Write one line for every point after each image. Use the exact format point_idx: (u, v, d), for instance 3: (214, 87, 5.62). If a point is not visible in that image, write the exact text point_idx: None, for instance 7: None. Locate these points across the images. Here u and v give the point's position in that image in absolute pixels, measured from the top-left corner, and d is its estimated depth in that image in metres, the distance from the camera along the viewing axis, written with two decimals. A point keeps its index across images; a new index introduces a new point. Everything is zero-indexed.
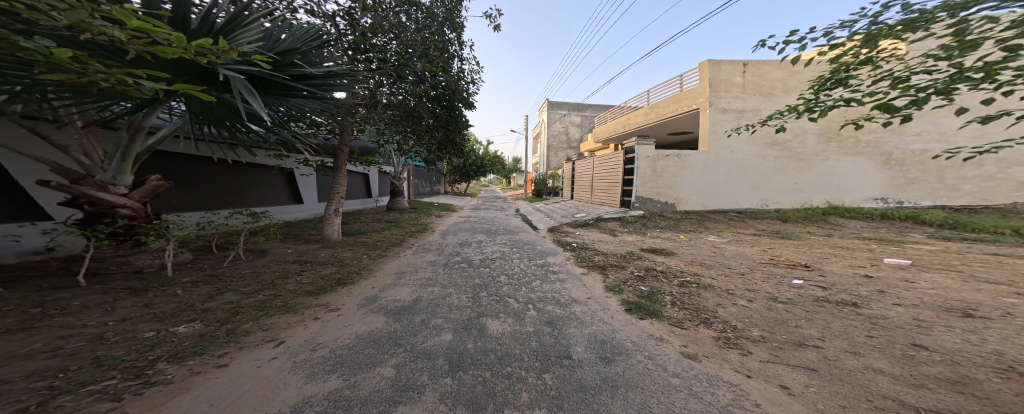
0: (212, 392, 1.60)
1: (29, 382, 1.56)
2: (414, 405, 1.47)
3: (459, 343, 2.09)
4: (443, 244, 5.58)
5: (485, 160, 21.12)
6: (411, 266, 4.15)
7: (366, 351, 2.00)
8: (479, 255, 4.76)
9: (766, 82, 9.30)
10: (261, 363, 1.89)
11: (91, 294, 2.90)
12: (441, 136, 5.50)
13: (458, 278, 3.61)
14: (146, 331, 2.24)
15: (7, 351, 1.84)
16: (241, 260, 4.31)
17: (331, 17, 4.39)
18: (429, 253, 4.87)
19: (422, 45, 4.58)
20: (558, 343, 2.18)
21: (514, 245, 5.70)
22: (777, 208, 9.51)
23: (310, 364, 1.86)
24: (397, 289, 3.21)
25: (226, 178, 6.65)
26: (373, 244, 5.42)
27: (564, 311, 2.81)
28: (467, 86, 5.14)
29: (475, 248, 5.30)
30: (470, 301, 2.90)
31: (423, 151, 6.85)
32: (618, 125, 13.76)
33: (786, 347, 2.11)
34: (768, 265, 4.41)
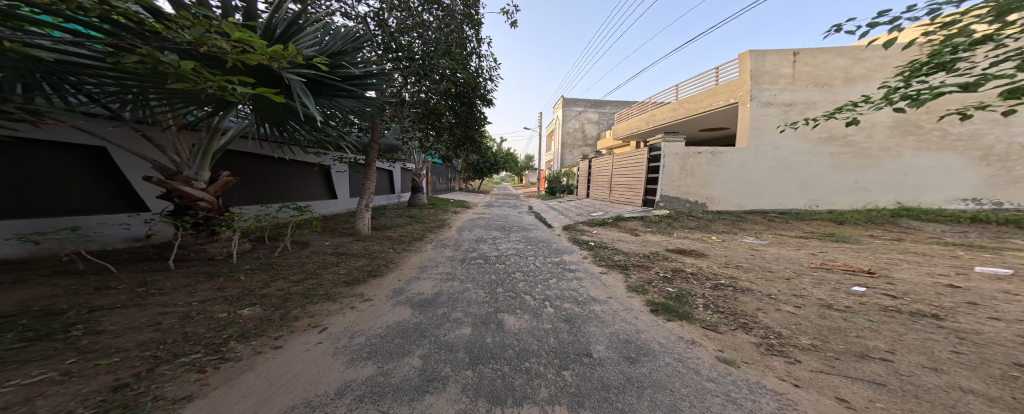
0: (271, 370, 1.78)
1: (139, 351, 1.86)
2: (440, 395, 1.53)
3: (478, 336, 2.13)
4: (458, 240, 5.69)
5: (498, 157, 21.19)
6: (431, 260, 4.28)
7: (396, 341, 2.11)
8: (494, 252, 4.80)
9: (823, 71, 8.39)
10: (308, 347, 2.05)
11: (179, 277, 3.33)
12: (461, 133, 5.61)
13: (476, 272, 3.71)
14: (220, 312, 2.53)
15: (122, 324, 2.20)
16: (289, 251, 4.72)
17: (363, 19, 4.60)
18: (447, 248, 5.00)
19: (445, 43, 4.68)
20: (578, 340, 2.15)
21: (528, 242, 5.69)
22: (831, 209, 8.63)
23: (349, 351, 1.99)
24: (420, 282, 3.34)
25: (277, 174, 7.27)
26: (398, 238, 5.68)
27: (584, 308, 2.76)
28: (484, 80, 5.20)
29: (490, 244, 5.36)
30: (487, 296, 2.93)
31: (442, 148, 6.90)
32: (641, 119, 13.20)
33: (845, 358, 1.91)
34: (820, 270, 4.01)
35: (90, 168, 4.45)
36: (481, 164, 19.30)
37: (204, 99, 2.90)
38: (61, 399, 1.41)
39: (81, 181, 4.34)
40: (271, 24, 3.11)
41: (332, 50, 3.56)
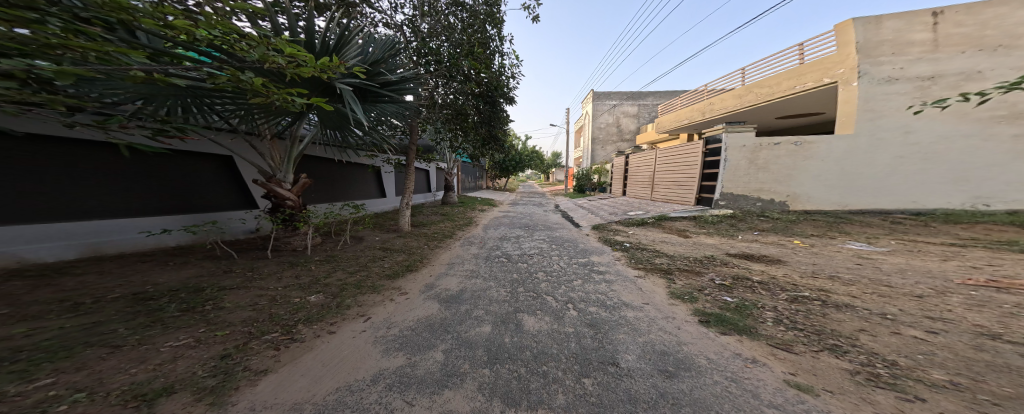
0: (325, 352, 1.98)
1: (241, 327, 2.27)
2: (458, 391, 1.54)
3: (497, 335, 2.12)
4: (484, 237, 5.79)
5: (523, 155, 20.97)
6: (458, 257, 4.38)
7: (423, 334, 2.19)
8: (517, 250, 4.78)
9: (993, 30, 6.35)
10: (355, 334, 2.24)
11: (270, 264, 3.90)
12: (486, 132, 5.91)
13: (497, 270, 3.73)
14: (294, 297, 2.91)
15: (232, 302, 2.70)
16: (348, 244, 5.25)
17: (399, 27, 4.89)
18: (473, 246, 5.11)
19: (469, 43, 4.76)
20: (603, 347, 2.03)
21: (551, 241, 5.56)
22: (1015, 210, 6.35)
23: (386, 340, 2.13)
24: (448, 278, 3.45)
25: (340, 175, 8.11)
26: (432, 235, 5.98)
27: (613, 314, 2.59)
28: (507, 78, 5.22)
29: (513, 243, 5.33)
30: (507, 295, 2.92)
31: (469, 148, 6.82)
32: (699, 107, 11.84)
33: (1005, 406, 1.39)
34: (980, 290, 3.05)
35: (220, 173, 5.42)
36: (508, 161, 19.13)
37: (278, 113, 3.37)
38: (189, 361, 1.80)
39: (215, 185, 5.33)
40: (320, 41, 3.45)
41: (373, 58, 3.84)
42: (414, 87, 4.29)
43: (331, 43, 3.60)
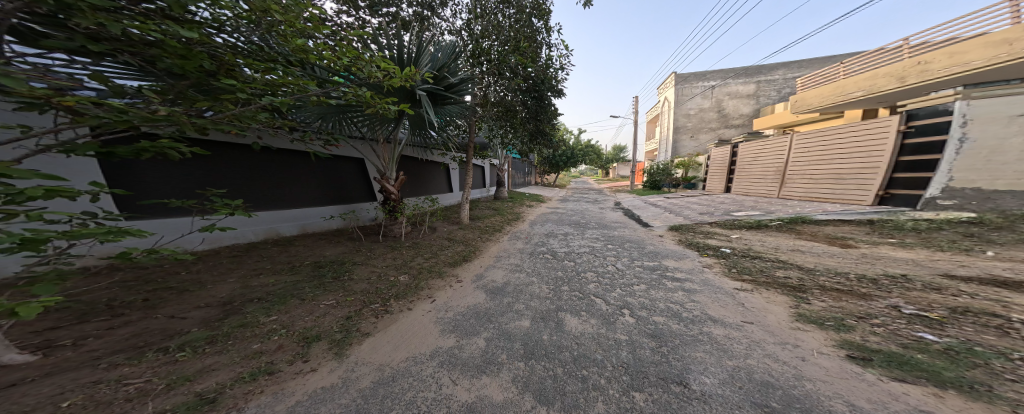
0: (406, 324, 2.27)
1: (352, 293, 2.80)
2: (494, 377, 1.58)
3: (536, 331, 2.12)
4: (531, 233, 5.82)
5: (577, 151, 20.08)
6: (504, 251, 4.50)
7: (471, 320, 2.31)
8: (564, 248, 4.66)
9: None
10: (425, 312, 2.49)
11: (377, 245, 4.62)
12: (533, 127, 5.81)
13: (540, 267, 3.69)
14: (384, 273, 3.42)
15: (348, 272, 3.34)
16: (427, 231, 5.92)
17: (457, 31, 5.20)
18: (519, 240, 5.18)
19: (516, 39, 4.79)
20: (661, 361, 1.80)
21: (611, 241, 5.16)
22: None
23: (446, 321, 2.31)
24: (494, 270, 3.60)
25: (423, 172, 9.11)
26: (485, 228, 6.30)
27: (689, 328, 2.22)
28: (552, 69, 5.08)
29: (561, 240, 5.21)
30: (550, 292, 2.88)
31: (518, 144, 6.94)
32: (910, 63, 6.62)
33: None
34: None
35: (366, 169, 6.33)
36: (559, 157, 18.73)
37: (381, 124, 4.07)
38: (315, 316, 2.32)
39: (363, 180, 6.27)
40: (397, 54, 3.93)
41: (438, 64, 4.13)
42: (471, 87, 4.50)
43: (408, 55, 3.99)
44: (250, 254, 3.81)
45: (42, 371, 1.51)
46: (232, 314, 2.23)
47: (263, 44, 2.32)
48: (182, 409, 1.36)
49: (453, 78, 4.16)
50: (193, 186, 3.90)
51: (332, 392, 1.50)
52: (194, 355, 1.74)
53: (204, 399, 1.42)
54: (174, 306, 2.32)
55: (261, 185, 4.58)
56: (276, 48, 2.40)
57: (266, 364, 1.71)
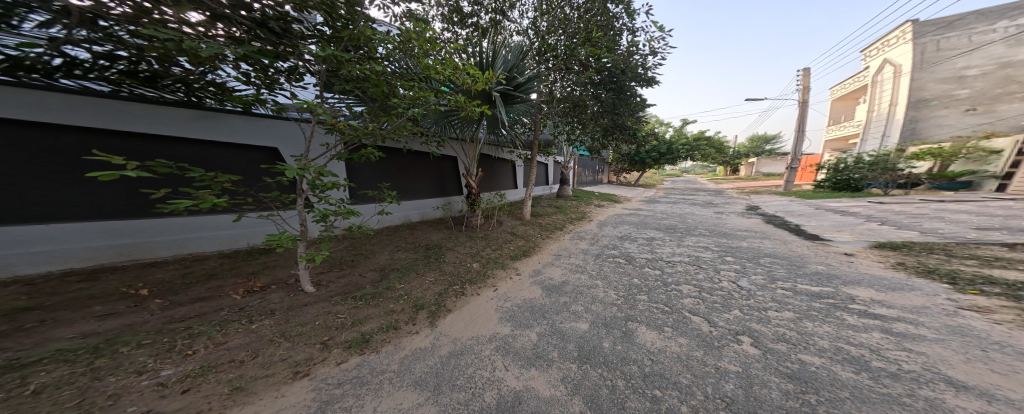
0: (484, 306, 2.40)
1: (449, 270, 3.08)
2: (543, 371, 1.59)
3: (595, 336, 2.03)
4: (596, 234, 5.43)
5: (676, 145, 16.78)
6: (565, 250, 4.36)
7: (525, 313, 2.29)
8: (644, 254, 4.18)
9: None
10: (495, 299, 2.55)
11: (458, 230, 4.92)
12: (607, 122, 5.40)
13: (613, 274, 3.30)
14: (460, 254, 3.64)
15: (443, 251, 3.70)
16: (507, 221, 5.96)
17: (523, 30, 5.16)
18: (583, 241, 4.91)
19: (587, 30, 4.50)
20: (800, 410, 1.39)
21: (732, 254, 4.06)
22: None
23: (507, 309, 2.34)
24: (552, 268, 3.52)
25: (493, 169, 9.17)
26: (545, 224, 6.16)
27: (881, 383, 1.52)
28: (634, 55, 4.54)
29: (638, 244, 4.64)
30: (620, 300, 2.70)
31: (588, 139, 6.63)
32: None
33: None
34: None
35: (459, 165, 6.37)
36: (640, 155, 16.78)
37: (467, 127, 4.36)
38: (415, 284, 2.67)
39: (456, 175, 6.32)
40: (477, 59, 4.09)
41: (508, 65, 4.21)
42: (538, 85, 4.46)
43: (482, 59, 4.13)
44: (394, 233, 4.38)
45: (304, 301, 2.21)
46: (386, 278, 2.74)
47: (397, 67, 2.79)
48: (353, 342, 1.76)
49: (522, 77, 4.21)
50: (370, 183, 4.56)
51: (423, 353, 1.68)
52: (365, 305, 2.22)
53: (358, 341, 1.77)
54: (362, 267, 3.00)
55: (407, 178, 5.19)
56: (405, 68, 2.83)
57: (393, 321, 2.02)
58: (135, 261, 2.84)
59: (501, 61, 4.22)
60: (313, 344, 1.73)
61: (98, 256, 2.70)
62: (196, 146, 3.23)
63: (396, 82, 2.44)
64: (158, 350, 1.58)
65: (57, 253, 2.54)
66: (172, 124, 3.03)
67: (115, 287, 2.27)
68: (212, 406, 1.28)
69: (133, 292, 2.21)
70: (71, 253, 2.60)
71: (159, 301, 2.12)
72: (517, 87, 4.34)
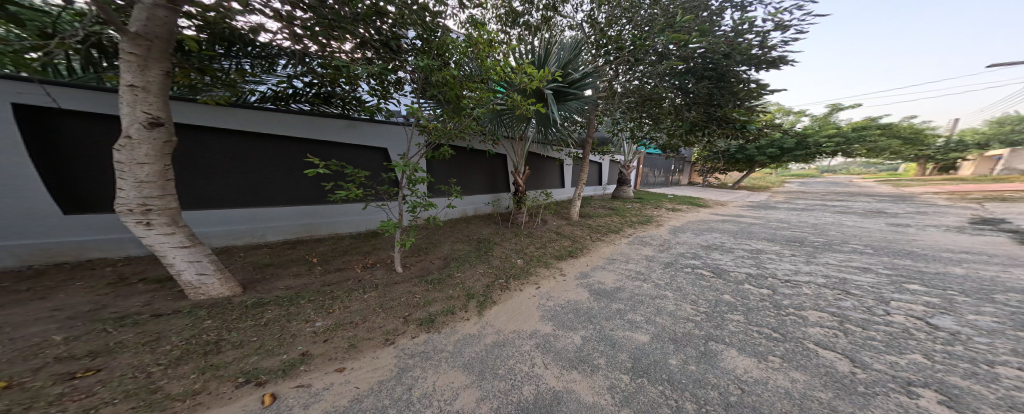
0: (529, 302, 2.22)
1: (496, 263, 2.91)
2: (587, 377, 1.45)
3: (659, 352, 1.74)
4: (670, 242, 4.13)
5: (809, 136, 12.77)
6: (622, 255, 3.45)
7: (568, 314, 2.04)
8: (741, 269, 3.29)
9: None
10: (534, 294, 2.35)
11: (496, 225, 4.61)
12: (695, 114, 4.43)
13: (688, 285, 2.69)
14: (503, 245, 3.52)
15: (491, 242, 3.58)
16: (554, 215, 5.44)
17: (579, 23, 4.99)
18: (648, 247, 3.80)
19: (664, 15, 4.14)
20: None
21: (919, 284, 2.81)
22: None
23: (549, 307, 2.13)
24: (605, 271, 2.89)
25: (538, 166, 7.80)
26: (595, 227, 4.82)
27: None
28: (751, 33, 3.36)
29: (733, 257, 3.68)
30: (700, 315, 2.20)
31: (663, 135, 5.72)
32: None
33: None
34: None
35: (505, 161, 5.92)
36: (748, 151, 13.39)
37: (518, 126, 3.98)
38: (470, 273, 2.64)
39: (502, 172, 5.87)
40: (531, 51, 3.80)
41: (562, 60, 3.89)
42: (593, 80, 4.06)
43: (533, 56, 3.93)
44: (457, 225, 4.45)
45: (392, 279, 2.36)
46: (447, 265, 2.76)
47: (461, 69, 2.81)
48: (422, 321, 1.81)
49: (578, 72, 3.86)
50: (443, 178, 4.71)
51: (470, 341, 1.65)
52: (433, 288, 2.27)
53: (426, 319, 1.82)
54: (433, 253, 3.09)
55: (472, 174, 5.22)
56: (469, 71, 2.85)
57: (451, 307, 2.01)
58: (315, 237, 3.63)
59: (551, 56, 3.95)
60: (398, 317, 1.84)
61: (293, 231, 3.48)
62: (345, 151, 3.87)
63: (464, 85, 2.52)
64: (317, 305, 1.89)
65: (276, 228, 3.38)
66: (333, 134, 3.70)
67: (303, 255, 2.87)
68: (337, 355, 1.47)
69: (310, 259, 2.78)
70: (282, 228, 3.43)
71: (320, 267, 2.58)
72: (571, 84, 3.97)
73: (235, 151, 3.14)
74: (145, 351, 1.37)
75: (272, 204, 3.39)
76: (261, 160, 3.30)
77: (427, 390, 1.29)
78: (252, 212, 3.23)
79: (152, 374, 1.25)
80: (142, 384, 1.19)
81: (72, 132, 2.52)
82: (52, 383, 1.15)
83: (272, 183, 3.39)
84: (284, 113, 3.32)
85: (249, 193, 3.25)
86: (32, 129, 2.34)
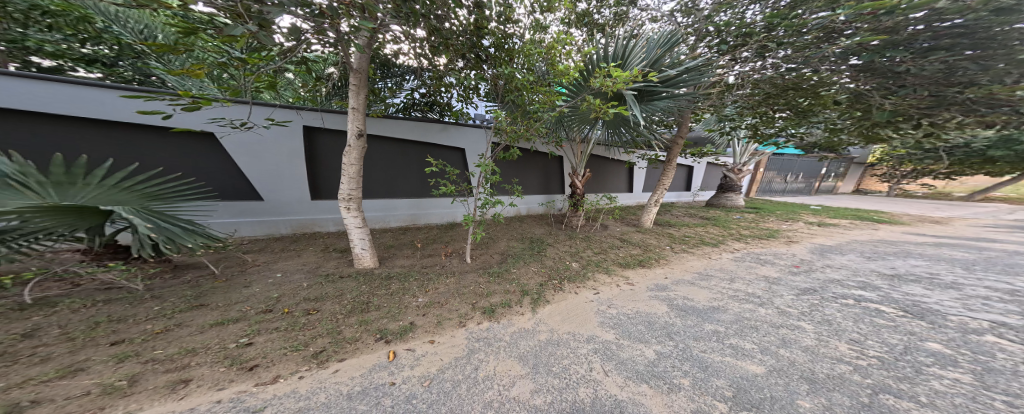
0: (585, 305, 2.07)
1: (550, 264, 2.80)
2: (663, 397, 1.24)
3: (778, 387, 1.30)
4: (802, 261, 3.09)
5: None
6: (719, 271, 2.73)
7: (638, 326, 1.79)
8: (966, 313, 2.05)
9: None
10: (590, 299, 2.15)
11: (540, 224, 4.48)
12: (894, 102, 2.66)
13: (844, 320, 1.89)
14: (559, 246, 3.37)
15: (548, 242, 3.49)
16: (623, 220, 4.87)
17: (669, 16, 4.24)
18: (768, 267, 2.89)
19: None
20: None
21: None
22: None
23: (618, 316, 1.91)
24: (695, 288, 2.35)
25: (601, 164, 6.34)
26: (680, 236, 3.97)
27: None
28: None
29: (946, 294, 2.34)
30: (861, 356, 1.54)
31: (807, 131, 4.21)
32: None
33: None
34: None
35: (559, 162, 5.43)
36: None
37: (577, 130, 3.39)
38: (527, 270, 2.65)
39: (555, 173, 5.44)
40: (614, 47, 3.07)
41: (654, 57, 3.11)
42: (697, 76, 3.13)
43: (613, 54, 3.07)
44: (518, 221, 4.54)
45: (461, 269, 2.62)
46: (505, 261, 2.83)
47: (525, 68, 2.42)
48: (484, 310, 1.98)
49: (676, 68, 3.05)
50: (506, 176, 4.74)
51: (527, 335, 1.70)
52: (496, 280, 2.40)
53: (487, 308, 1.98)
54: (492, 248, 3.20)
55: (530, 174, 5.09)
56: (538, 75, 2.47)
57: (506, 302, 2.09)
58: (419, 225, 4.15)
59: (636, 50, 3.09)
60: (470, 304, 2.05)
61: (402, 219, 4.05)
62: (444, 151, 4.24)
63: (533, 87, 2.29)
64: (420, 284, 2.28)
65: (394, 216, 3.97)
66: (435, 137, 4.06)
67: (410, 241, 3.39)
68: (430, 330, 1.76)
69: (415, 244, 3.27)
70: (399, 216, 4.02)
71: (410, 253, 2.99)
72: (667, 80, 3.14)
73: (375, 152, 3.81)
74: (336, 301, 1.98)
75: (395, 196, 4.03)
76: (388, 160, 3.91)
77: (488, 373, 1.40)
78: (380, 202, 3.88)
79: (339, 319, 1.80)
80: (334, 326, 1.73)
81: (325, 144, 3.55)
82: (300, 315, 1.81)
83: (396, 180, 4.01)
84: (408, 120, 3.82)
85: (380, 186, 3.91)
86: (307, 143, 3.43)
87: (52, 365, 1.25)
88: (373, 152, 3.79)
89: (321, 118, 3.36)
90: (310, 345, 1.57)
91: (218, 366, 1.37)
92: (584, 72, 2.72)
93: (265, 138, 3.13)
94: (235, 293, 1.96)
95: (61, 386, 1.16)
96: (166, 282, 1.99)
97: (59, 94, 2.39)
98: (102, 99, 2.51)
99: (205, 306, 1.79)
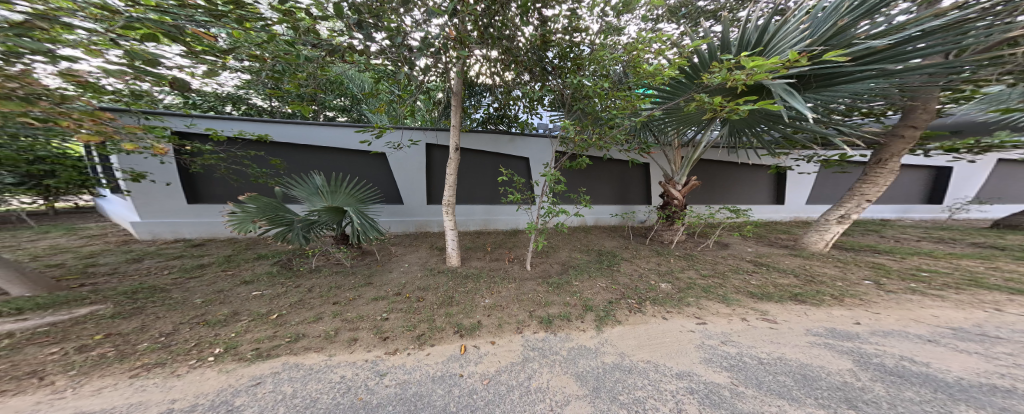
0: (671, 334, 1.60)
1: (627, 281, 2.34)
2: None
3: None
4: None
5: None
6: (1000, 346, 1.42)
7: (799, 392, 1.13)
8: None
9: None
10: (684, 328, 1.65)
11: (602, 235, 3.89)
12: None
13: None
14: (640, 263, 2.79)
15: (630, 255, 2.98)
16: (749, 242, 3.55)
17: None
18: None
19: None
20: None
21: None
22: None
23: (746, 366, 1.31)
24: (920, 360, 1.31)
25: (720, 170, 4.95)
26: (899, 274, 2.39)
27: None
28: None
29: None
30: None
31: None
32: None
33: None
34: None
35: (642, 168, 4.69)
36: None
37: (676, 133, 2.95)
38: (600, 283, 2.31)
39: (637, 179, 4.71)
40: (747, 33, 2.45)
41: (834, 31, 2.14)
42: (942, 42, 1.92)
43: (749, 42, 2.43)
44: (597, 231, 4.14)
45: (522, 276, 2.56)
46: (567, 271, 2.61)
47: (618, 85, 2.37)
48: (542, 319, 1.83)
49: (890, 32, 1.99)
50: (572, 185, 4.39)
51: (591, 356, 1.43)
52: (555, 291, 2.20)
53: (545, 318, 1.82)
54: (551, 257, 2.99)
55: (605, 183, 4.59)
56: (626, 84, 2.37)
57: (567, 315, 1.85)
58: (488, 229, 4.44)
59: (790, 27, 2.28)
60: (528, 311, 1.94)
61: (478, 223, 4.41)
62: (518, 162, 4.52)
63: (609, 93, 2.22)
64: (485, 287, 2.39)
65: (468, 218, 4.36)
66: (512, 149, 4.37)
67: (484, 244, 3.68)
68: (491, 332, 1.77)
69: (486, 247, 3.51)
70: (474, 220, 4.38)
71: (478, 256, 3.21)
72: (871, 56, 2.09)
73: (463, 163, 4.33)
74: (433, 293, 2.37)
75: (474, 202, 4.45)
76: (472, 170, 4.37)
77: (542, 385, 1.24)
78: (463, 206, 4.36)
79: (434, 309, 2.13)
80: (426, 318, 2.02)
81: (437, 158, 4.37)
82: (411, 302, 2.27)
83: (475, 186, 4.43)
84: (486, 133, 4.21)
85: (464, 193, 4.40)
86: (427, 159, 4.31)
87: (310, 312, 2.13)
88: (464, 165, 4.35)
89: (435, 136, 4.19)
90: (416, 328, 1.91)
91: (370, 334, 1.87)
92: (688, 69, 2.36)
93: (409, 159, 4.16)
94: (382, 278, 2.73)
95: (310, 327, 1.95)
96: (358, 263, 3.08)
97: (334, 134, 3.87)
98: (353, 136, 3.92)
99: (371, 284, 2.60)
